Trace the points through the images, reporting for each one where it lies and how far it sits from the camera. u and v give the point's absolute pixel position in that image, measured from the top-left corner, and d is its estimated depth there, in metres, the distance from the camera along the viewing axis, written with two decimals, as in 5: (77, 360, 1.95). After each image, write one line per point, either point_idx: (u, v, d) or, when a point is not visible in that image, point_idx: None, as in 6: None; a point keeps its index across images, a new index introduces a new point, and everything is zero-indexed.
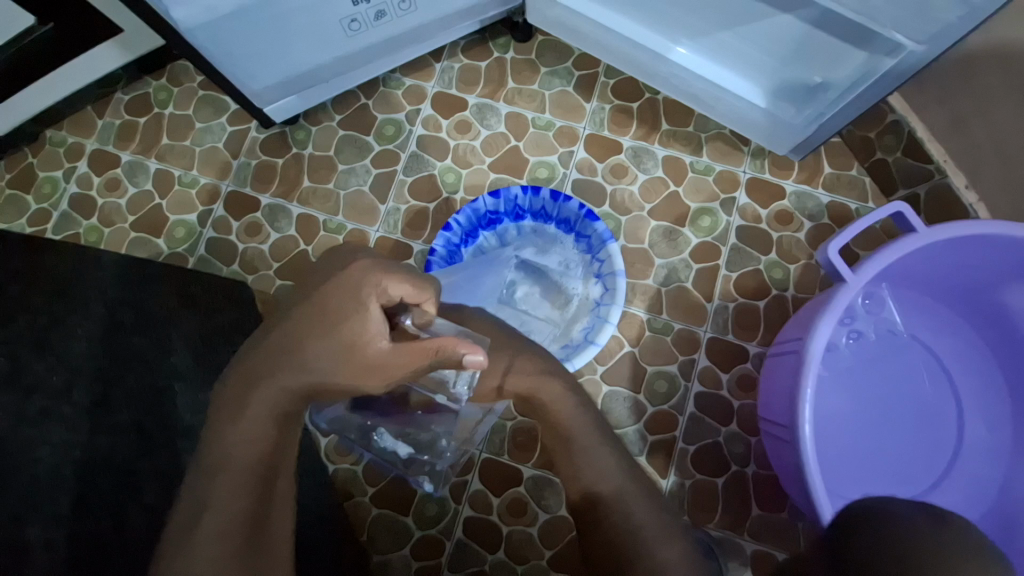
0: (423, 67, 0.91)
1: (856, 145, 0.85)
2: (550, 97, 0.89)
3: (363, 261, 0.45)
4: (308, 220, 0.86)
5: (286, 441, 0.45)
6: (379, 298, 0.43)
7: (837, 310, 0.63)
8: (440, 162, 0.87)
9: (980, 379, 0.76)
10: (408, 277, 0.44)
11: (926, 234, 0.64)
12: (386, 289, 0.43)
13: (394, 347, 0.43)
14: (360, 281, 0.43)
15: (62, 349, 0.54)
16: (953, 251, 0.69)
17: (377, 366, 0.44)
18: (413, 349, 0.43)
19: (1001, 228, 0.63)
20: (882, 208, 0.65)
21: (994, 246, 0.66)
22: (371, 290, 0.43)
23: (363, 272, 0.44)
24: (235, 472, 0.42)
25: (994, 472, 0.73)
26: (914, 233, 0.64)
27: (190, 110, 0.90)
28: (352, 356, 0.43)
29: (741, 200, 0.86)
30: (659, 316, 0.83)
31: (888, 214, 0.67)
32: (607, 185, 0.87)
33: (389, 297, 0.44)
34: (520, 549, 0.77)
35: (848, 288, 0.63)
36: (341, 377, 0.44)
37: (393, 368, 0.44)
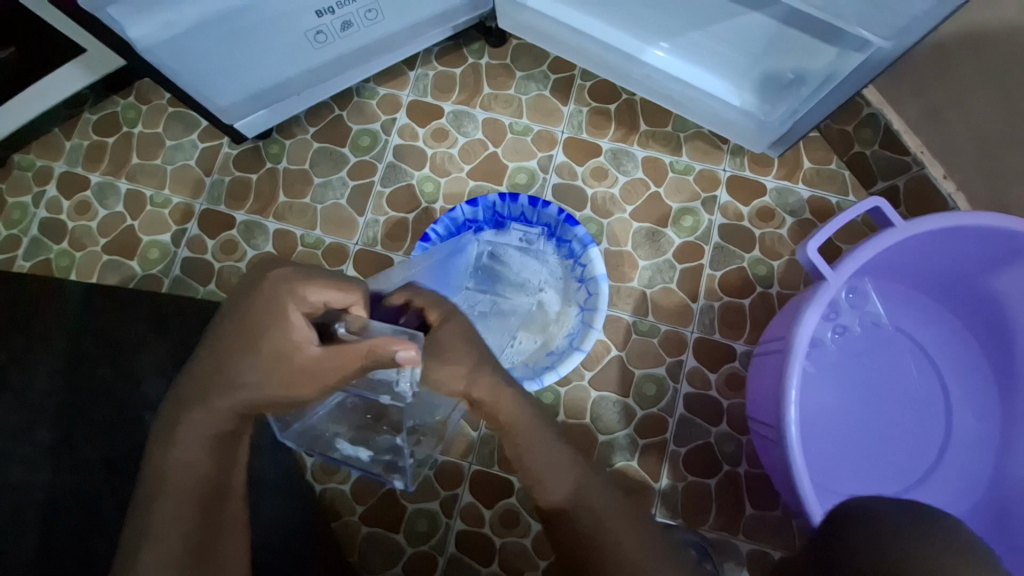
0: (397, 76, 0.89)
1: (835, 138, 0.85)
2: (527, 101, 0.89)
3: (279, 271, 0.46)
4: (285, 235, 0.84)
5: (232, 463, 0.45)
6: (299, 307, 0.46)
7: (817, 309, 0.63)
8: (418, 172, 0.86)
9: (966, 368, 0.76)
10: (328, 280, 0.47)
11: (904, 228, 0.64)
12: (305, 296, 0.46)
13: (324, 351, 0.45)
14: (278, 291, 0.45)
15: (20, 388, 0.51)
16: (933, 243, 0.69)
17: (308, 372, 0.45)
18: (342, 351, 0.44)
19: (980, 219, 0.63)
20: (860, 204, 0.64)
21: (973, 237, 0.66)
22: (290, 299, 0.46)
23: (281, 283, 0.46)
24: (181, 494, 0.41)
25: (983, 463, 0.73)
26: (892, 228, 0.64)
27: (160, 127, 0.88)
28: (281, 367, 0.44)
29: (722, 198, 0.85)
30: (645, 317, 0.82)
31: (866, 209, 0.66)
32: (588, 189, 0.86)
33: (310, 304, 0.46)
34: (514, 561, 0.76)
35: (829, 285, 0.63)
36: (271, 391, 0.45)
37: (326, 373, 0.45)
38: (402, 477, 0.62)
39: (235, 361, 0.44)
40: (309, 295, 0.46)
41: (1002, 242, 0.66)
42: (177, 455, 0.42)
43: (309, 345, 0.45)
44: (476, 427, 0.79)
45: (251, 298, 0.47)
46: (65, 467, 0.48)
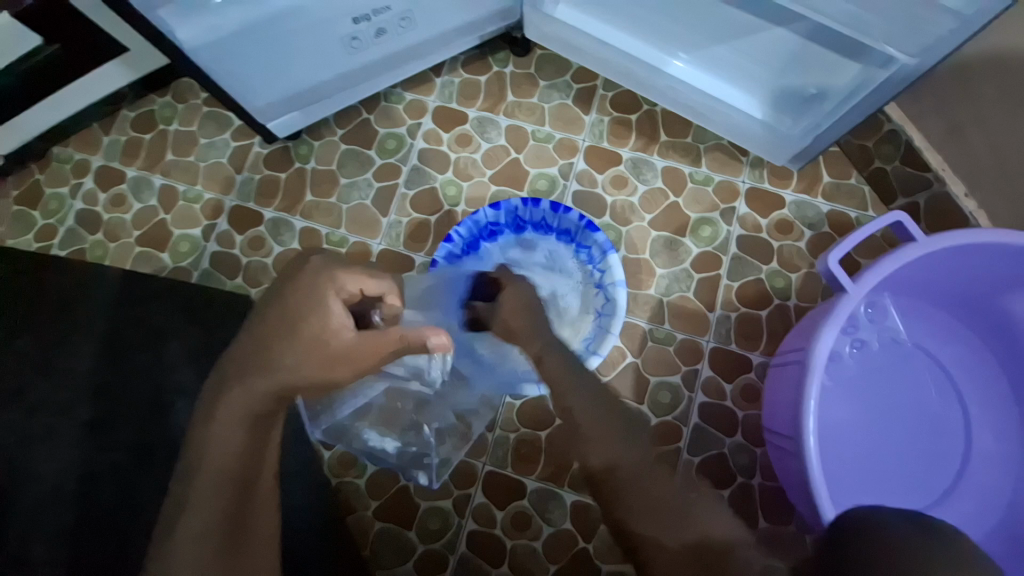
0: (423, 82, 0.92)
1: (855, 154, 0.85)
2: (550, 110, 0.90)
3: (316, 262, 0.49)
4: (311, 233, 0.86)
5: (264, 445, 0.45)
6: (337, 293, 0.48)
7: (837, 320, 0.63)
8: (441, 175, 0.88)
9: (986, 387, 0.76)
10: (362, 272, 0.50)
11: (925, 243, 0.64)
12: (342, 284, 0.48)
13: (359, 337, 0.47)
14: (317, 278, 0.48)
15: (65, 368, 0.52)
16: (954, 259, 0.69)
17: (345, 355, 0.47)
18: (379, 337, 0.47)
19: (1003, 236, 0.63)
20: (881, 218, 0.65)
21: (995, 255, 0.66)
22: (330, 286, 0.48)
23: (320, 272, 0.48)
24: (211, 481, 0.42)
25: (1002, 484, 0.73)
26: (914, 242, 0.64)
27: (195, 126, 0.91)
28: (316, 350, 0.46)
29: (741, 210, 0.86)
30: (661, 325, 0.83)
31: (888, 223, 0.67)
32: (607, 197, 0.87)
33: (347, 292, 0.48)
34: (524, 563, 0.76)
35: (849, 297, 0.63)
36: (307, 376, 0.45)
37: (360, 357, 0.47)
38: (425, 472, 0.75)
39: (273, 351, 0.45)
40: (347, 282, 0.48)
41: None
42: (210, 445, 0.43)
43: (345, 331, 0.47)
44: (491, 427, 0.80)
45: (291, 286, 0.48)
46: (100, 448, 0.49)
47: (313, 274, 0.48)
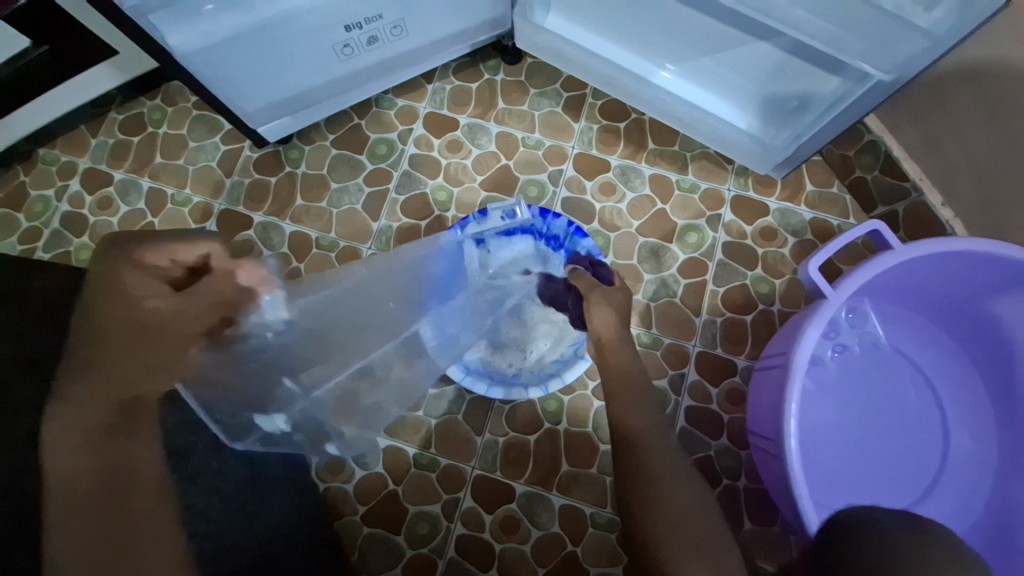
0: (414, 89, 0.93)
1: (837, 163, 0.88)
2: (540, 117, 0.92)
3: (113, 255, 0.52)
4: (300, 237, 0.86)
5: (126, 446, 0.45)
6: (133, 269, 0.51)
7: (818, 326, 0.65)
8: (432, 181, 0.89)
9: (964, 391, 0.78)
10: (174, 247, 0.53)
11: (903, 250, 0.66)
12: (141, 260, 0.51)
13: (166, 301, 0.49)
14: (115, 265, 0.51)
15: None
16: (932, 266, 0.71)
17: (156, 322, 0.48)
18: (188, 298, 0.50)
19: (977, 244, 0.66)
20: (860, 226, 0.67)
21: (969, 262, 0.69)
22: (128, 267, 0.51)
23: (113, 265, 0.51)
24: (70, 500, 0.41)
25: (979, 485, 0.74)
26: (891, 250, 0.66)
27: (184, 129, 0.91)
28: (126, 327, 0.47)
29: (727, 217, 0.88)
30: (648, 330, 0.84)
31: (866, 232, 0.68)
32: (596, 203, 0.88)
33: (149, 267, 0.51)
34: (513, 567, 0.76)
35: (830, 303, 0.65)
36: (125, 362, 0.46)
37: (175, 321, 0.49)
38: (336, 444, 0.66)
39: (99, 335, 0.47)
40: (145, 257, 0.51)
41: (998, 268, 0.68)
42: (67, 458, 0.43)
43: (157, 295, 0.50)
44: (479, 432, 0.81)
45: (98, 282, 0.51)
46: None
47: (113, 258, 0.51)
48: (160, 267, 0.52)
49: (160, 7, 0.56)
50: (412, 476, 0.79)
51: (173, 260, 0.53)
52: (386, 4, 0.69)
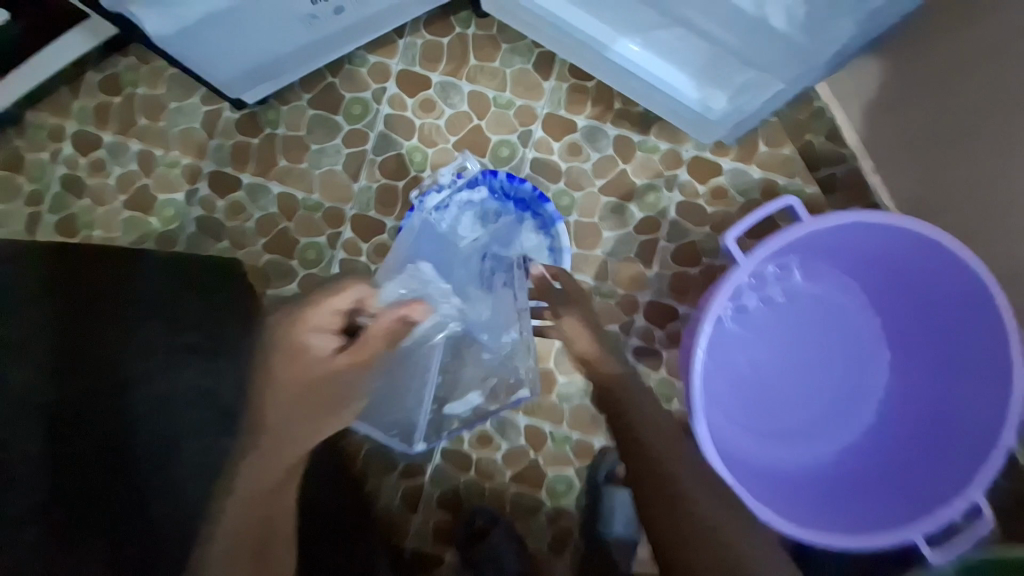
0: (386, 44, 0.94)
1: (791, 127, 0.93)
2: (510, 75, 0.94)
3: (300, 318, 0.63)
4: (287, 198, 0.93)
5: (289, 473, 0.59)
6: (310, 328, 0.63)
7: (729, 286, 0.74)
8: (408, 142, 0.94)
9: (871, 336, 0.89)
10: (339, 290, 0.65)
11: (807, 225, 0.74)
12: (313, 321, 0.63)
13: (330, 355, 0.64)
14: (291, 327, 0.63)
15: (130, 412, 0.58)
16: (844, 230, 0.80)
17: (313, 368, 0.62)
18: (362, 343, 0.65)
19: (876, 216, 0.74)
20: (774, 201, 0.74)
21: (873, 227, 0.78)
22: (307, 319, 0.63)
23: (291, 326, 0.63)
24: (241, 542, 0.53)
25: (873, 415, 0.87)
26: (798, 223, 0.75)
27: (163, 89, 0.93)
28: (296, 358, 0.62)
29: (682, 177, 0.94)
30: (605, 281, 0.94)
31: (782, 205, 0.76)
32: (562, 164, 0.94)
33: (319, 326, 0.64)
34: (488, 468, 0.95)
35: (740, 269, 0.74)
36: (286, 379, 0.62)
37: (323, 367, 0.63)
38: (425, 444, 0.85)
39: (287, 371, 0.62)
40: (319, 320, 0.63)
41: (893, 233, 0.77)
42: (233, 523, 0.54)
43: (330, 347, 0.64)
44: None
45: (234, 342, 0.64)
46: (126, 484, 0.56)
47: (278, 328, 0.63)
48: (323, 323, 0.64)
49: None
50: None
51: (330, 311, 0.64)
52: None
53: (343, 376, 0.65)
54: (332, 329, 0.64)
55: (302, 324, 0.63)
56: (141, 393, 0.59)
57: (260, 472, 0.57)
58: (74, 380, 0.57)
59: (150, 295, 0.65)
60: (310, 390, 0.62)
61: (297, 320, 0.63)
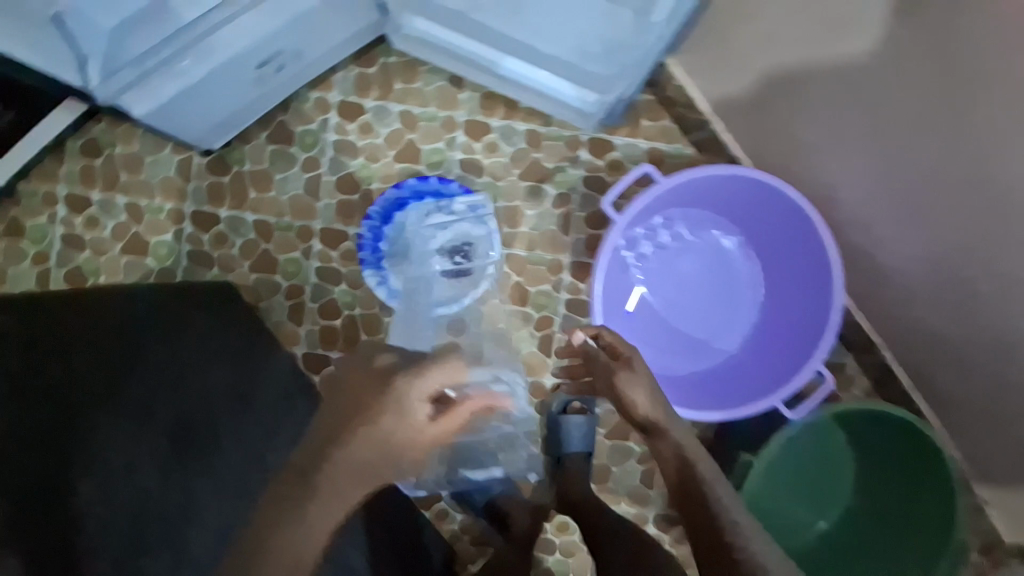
0: (323, 81, 1.12)
1: (665, 102, 1.13)
2: (431, 92, 1.12)
3: (404, 376, 0.59)
4: (262, 224, 1.13)
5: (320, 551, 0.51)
6: (419, 393, 0.59)
7: (610, 242, 0.93)
8: (355, 161, 1.12)
9: (744, 260, 1.08)
10: (439, 371, 0.62)
11: (664, 183, 0.93)
12: (424, 382, 0.60)
13: (432, 419, 0.59)
14: (390, 393, 0.58)
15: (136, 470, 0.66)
16: (700, 182, 1.00)
17: (416, 433, 0.58)
18: (449, 418, 0.61)
19: (717, 169, 0.94)
20: (635, 171, 0.92)
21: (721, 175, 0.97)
22: (413, 386, 0.59)
23: (405, 385, 0.59)
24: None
25: (754, 323, 1.07)
26: (657, 183, 0.93)
27: (137, 146, 1.13)
28: (378, 436, 0.54)
29: (583, 156, 1.15)
30: (535, 251, 1.14)
31: (643, 173, 0.93)
32: (485, 160, 1.14)
33: (427, 388, 0.60)
34: None
35: (614, 229, 0.93)
36: (359, 448, 0.53)
37: (423, 434, 0.59)
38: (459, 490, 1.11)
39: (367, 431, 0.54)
40: (427, 386, 0.59)
41: (732, 179, 0.98)
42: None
43: (423, 419, 0.58)
44: None
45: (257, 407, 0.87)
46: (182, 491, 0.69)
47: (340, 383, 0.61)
48: (426, 392, 0.60)
49: (124, 89, 0.78)
50: None
51: (426, 389, 0.60)
52: (285, 48, 0.89)
53: (409, 448, 0.57)
54: (430, 396, 0.60)
55: (403, 390, 0.58)
56: (99, 438, 0.64)
57: (315, 531, 0.50)
58: (76, 419, 0.63)
59: (184, 357, 0.80)
60: (376, 476, 0.54)
61: (402, 377, 0.59)
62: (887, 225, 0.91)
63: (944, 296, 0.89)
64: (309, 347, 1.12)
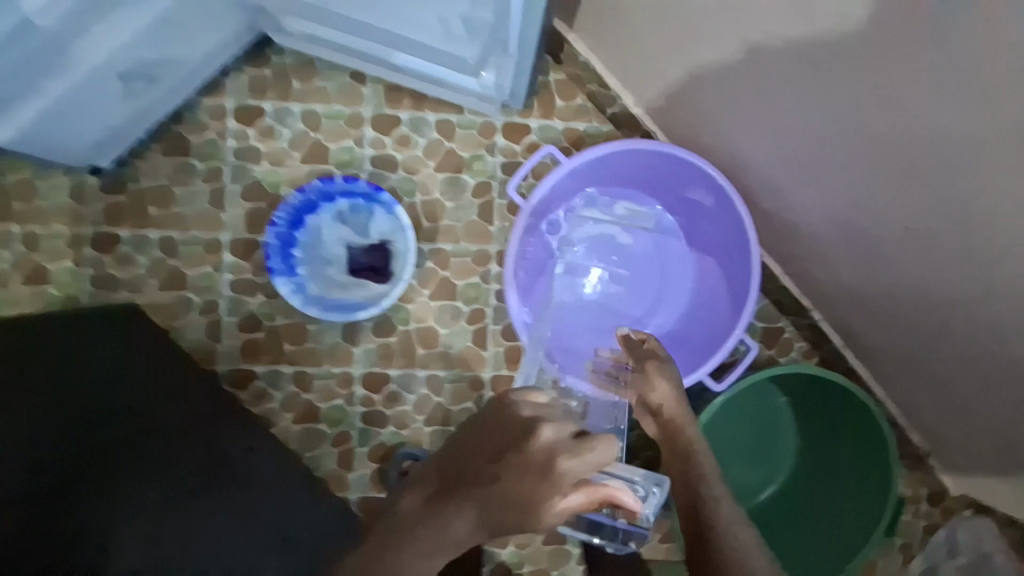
0: (217, 87, 1.08)
1: (575, 80, 1.11)
2: (332, 88, 1.08)
3: (552, 442, 0.55)
4: (168, 240, 1.10)
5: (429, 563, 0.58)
6: (564, 475, 0.54)
7: (519, 229, 0.91)
8: (259, 167, 1.08)
9: (668, 235, 1.06)
10: (583, 445, 0.54)
11: (567, 164, 0.92)
12: (581, 456, 0.54)
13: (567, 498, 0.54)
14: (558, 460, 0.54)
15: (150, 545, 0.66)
16: (611, 159, 0.98)
17: (543, 506, 0.54)
18: (587, 493, 0.55)
19: (621, 146, 0.92)
20: (536, 153, 0.91)
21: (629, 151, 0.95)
22: (569, 452, 0.54)
23: (557, 456, 0.54)
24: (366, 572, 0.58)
25: (683, 298, 1.05)
26: (560, 166, 0.93)
27: (25, 172, 1.08)
28: (525, 504, 0.54)
29: (499, 142, 1.11)
30: (458, 243, 1.11)
31: (546, 154, 0.93)
32: (398, 154, 1.09)
33: (572, 468, 0.54)
34: (402, 420, 1.13)
35: (523, 214, 0.91)
36: (495, 493, 0.55)
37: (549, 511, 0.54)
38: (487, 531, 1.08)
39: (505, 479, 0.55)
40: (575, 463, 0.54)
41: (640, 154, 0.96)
42: None
43: (558, 493, 0.54)
44: (354, 344, 1.12)
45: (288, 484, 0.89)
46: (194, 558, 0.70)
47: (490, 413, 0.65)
48: (571, 467, 0.54)
49: None
50: (317, 386, 1.12)
51: (580, 459, 0.54)
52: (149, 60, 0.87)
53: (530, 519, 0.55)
54: (570, 480, 0.54)
55: (571, 452, 0.54)
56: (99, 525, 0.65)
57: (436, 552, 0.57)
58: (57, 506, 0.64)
59: (180, 449, 0.78)
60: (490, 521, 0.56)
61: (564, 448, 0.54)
62: (790, 186, 0.89)
63: (848, 254, 0.89)
64: (232, 362, 1.11)
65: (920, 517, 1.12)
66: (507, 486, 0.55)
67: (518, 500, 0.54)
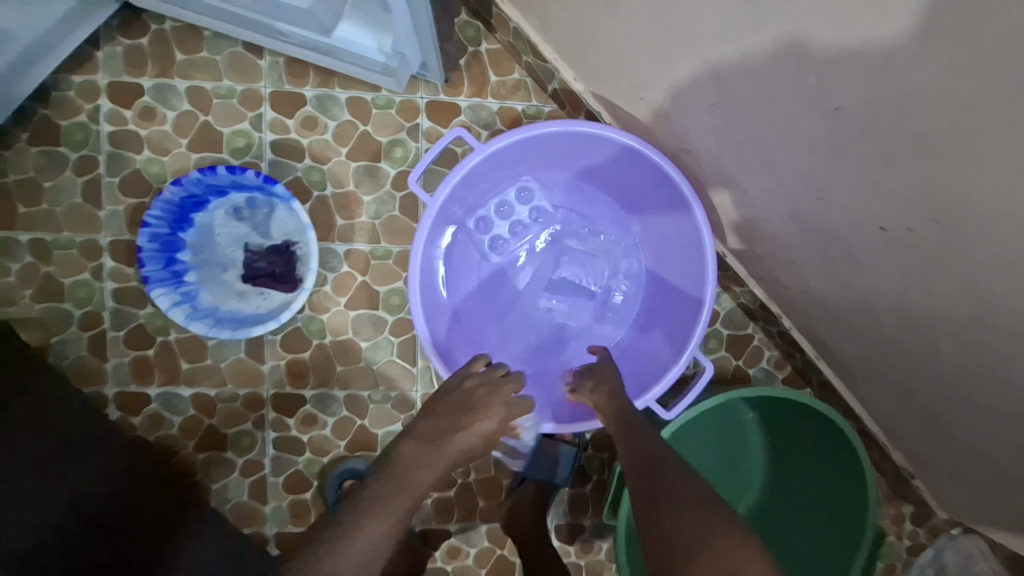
0: (86, 60, 0.91)
1: (510, 50, 0.94)
2: (221, 62, 0.92)
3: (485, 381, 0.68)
4: (39, 243, 0.94)
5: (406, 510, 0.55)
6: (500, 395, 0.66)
7: (424, 228, 0.77)
8: (141, 156, 0.93)
9: (619, 232, 0.91)
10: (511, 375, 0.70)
11: (481, 149, 0.76)
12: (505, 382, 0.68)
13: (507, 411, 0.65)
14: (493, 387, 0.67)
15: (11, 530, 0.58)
16: (541, 144, 0.82)
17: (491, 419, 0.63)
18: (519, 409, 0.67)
19: (547, 127, 0.76)
20: (445, 136, 0.76)
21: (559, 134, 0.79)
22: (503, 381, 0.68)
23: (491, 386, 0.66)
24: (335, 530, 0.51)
25: (635, 305, 0.91)
26: (473, 151, 0.77)
27: None
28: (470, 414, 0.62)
29: (424, 125, 0.95)
30: (378, 244, 0.96)
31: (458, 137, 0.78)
32: (303, 139, 0.94)
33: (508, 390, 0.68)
34: (321, 446, 0.99)
35: (429, 210, 0.77)
36: (459, 421, 0.61)
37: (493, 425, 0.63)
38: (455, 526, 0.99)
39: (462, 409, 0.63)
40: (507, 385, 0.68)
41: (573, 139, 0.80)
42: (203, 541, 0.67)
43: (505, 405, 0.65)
44: (262, 361, 0.98)
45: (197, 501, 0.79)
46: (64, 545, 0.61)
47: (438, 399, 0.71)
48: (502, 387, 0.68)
49: None
50: (222, 410, 0.98)
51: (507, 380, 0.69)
52: None
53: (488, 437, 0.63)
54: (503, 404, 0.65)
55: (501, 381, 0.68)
56: None
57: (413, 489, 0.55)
58: None
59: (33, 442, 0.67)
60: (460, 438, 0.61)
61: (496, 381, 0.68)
62: (745, 175, 0.74)
63: (815, 256, 0.75)
64: (121, 383, 0.96)
65: (903, 539, 1.01)
66: (477, 432, 0.61)
67: (486, 446, 0.63)
